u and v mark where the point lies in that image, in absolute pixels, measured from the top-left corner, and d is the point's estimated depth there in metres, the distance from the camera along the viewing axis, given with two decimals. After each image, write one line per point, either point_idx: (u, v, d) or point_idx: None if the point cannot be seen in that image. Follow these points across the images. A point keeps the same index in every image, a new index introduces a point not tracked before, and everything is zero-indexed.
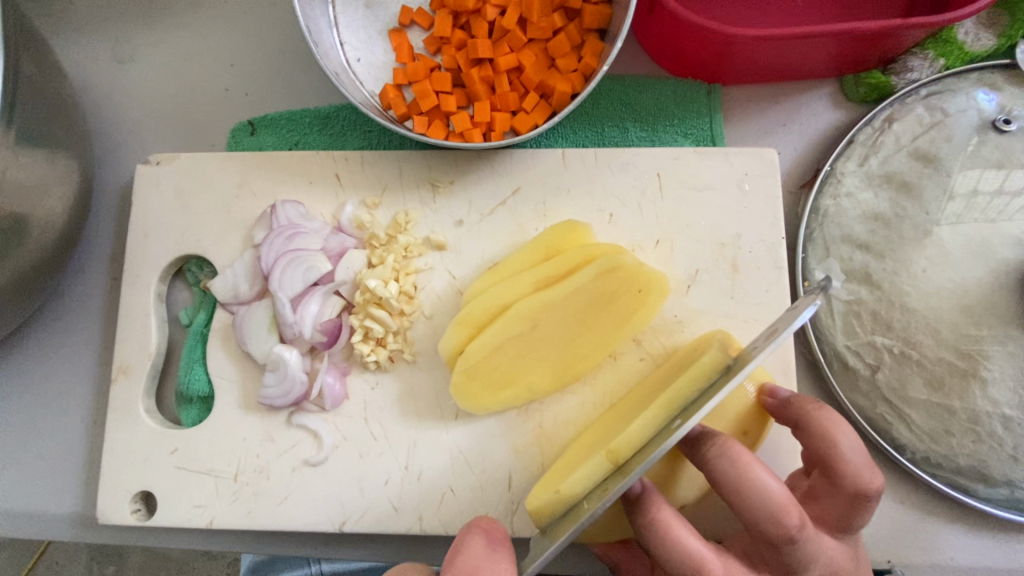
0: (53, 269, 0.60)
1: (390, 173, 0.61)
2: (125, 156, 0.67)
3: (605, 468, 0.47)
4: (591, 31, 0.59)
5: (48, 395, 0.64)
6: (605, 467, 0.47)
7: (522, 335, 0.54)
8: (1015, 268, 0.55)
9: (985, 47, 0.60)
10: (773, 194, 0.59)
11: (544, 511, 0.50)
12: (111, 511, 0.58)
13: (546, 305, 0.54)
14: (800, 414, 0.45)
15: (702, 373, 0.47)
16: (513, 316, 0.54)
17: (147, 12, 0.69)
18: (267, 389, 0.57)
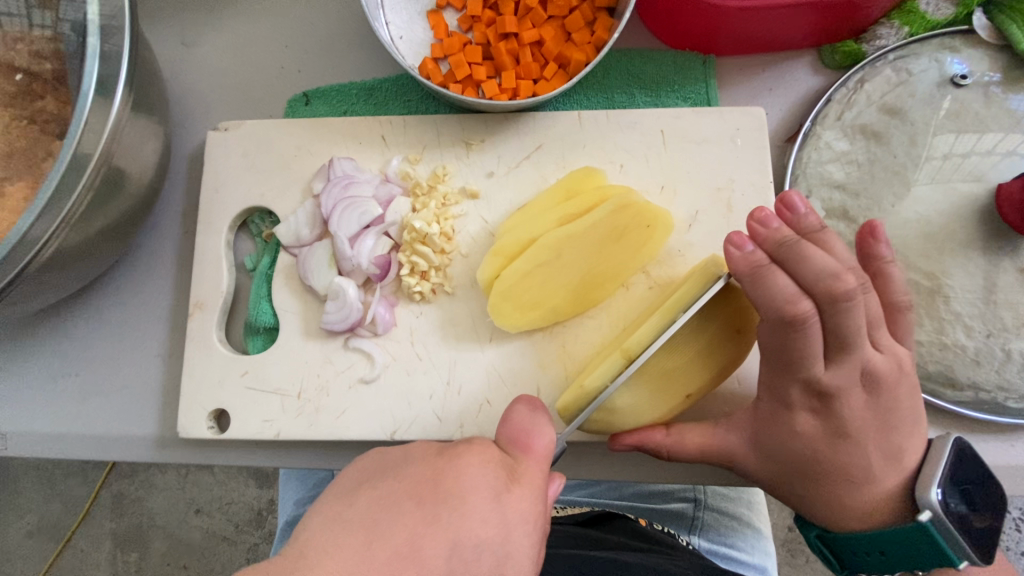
0: (138, 219, 0.69)
1: (429, 134, 0.71)
2: (193, 126, 0.77)
3: (619, 365, 0.57)
4: (602, 9, 0.69)
5: (127, 333, 0.73)
6: (620, 365, 0.57)
7: (548, 262, 0.63)
8: (972, 200, 0.65)
9: (946, 15, 0.69)
10: (763, 145, 0.68)
11: (572, 406, 0.59)
12: (190, 427, 0.67)
13: (567, 237, 0.63)
14: (785, 245, 0.55)
15: (697, 281, 0.58)
16: (543, 245, 0.63)
17: (211, 3, 0.79)
18: (327, 315, 0.66)
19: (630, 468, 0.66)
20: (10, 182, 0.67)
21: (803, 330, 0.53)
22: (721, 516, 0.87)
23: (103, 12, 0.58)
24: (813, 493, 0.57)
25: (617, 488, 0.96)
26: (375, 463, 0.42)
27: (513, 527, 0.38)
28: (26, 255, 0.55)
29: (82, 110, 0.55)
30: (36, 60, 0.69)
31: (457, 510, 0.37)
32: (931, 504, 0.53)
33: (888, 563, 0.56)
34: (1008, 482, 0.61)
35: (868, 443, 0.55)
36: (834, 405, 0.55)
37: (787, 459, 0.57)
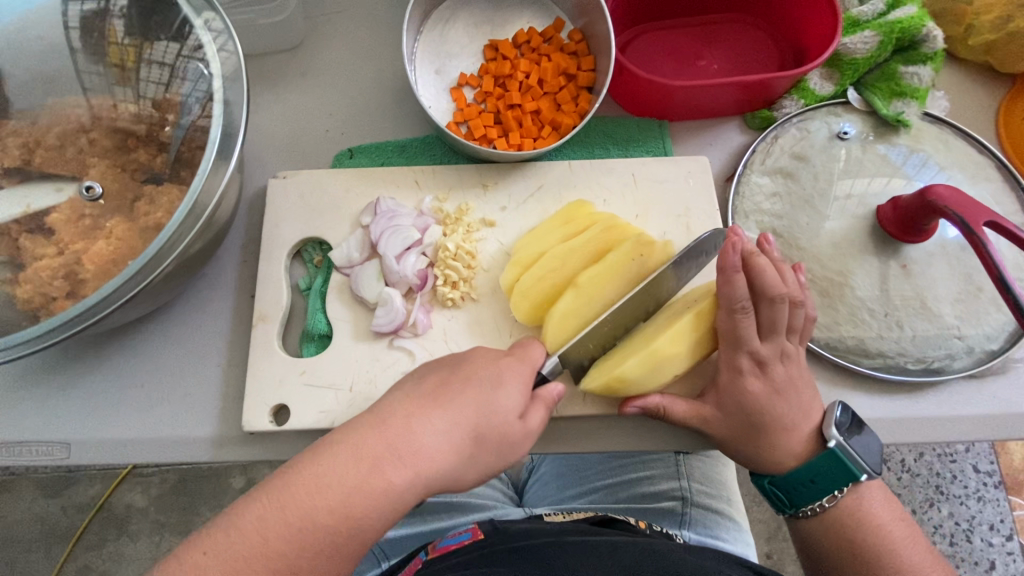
0: (214, 247, 0.83)
1: (453, 179, 0.89)
2: (253, 176, 0.93)
3: (570, 294, 0.76)
4: (583, 88, 0.92)
5: (190, 346, 0.84)
6: (572, 295, 0.76)
7: (556, 269, 0.79)
8: (862, 219, 0.88)
9: (828, 91, 0.94)
10: (709, 183, 0.89)
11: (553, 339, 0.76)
12: (254, 420, 0.77)
13: (569, 248, 0.80)
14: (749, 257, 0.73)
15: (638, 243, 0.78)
16: (547, 256, 0.80)
17: (270, 81, 0.98)
18: (377, 319, 0.80)
19: (630, 436, 0.80)
20: (107, 218, 0.80)
21: (747, 316, 0.70)
22: (706, 511, 1.06)
23: (225, 89, 0.78)
24: (758, 441, 0.73)
25: (613, 492, 1.11)
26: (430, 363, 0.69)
27: (502, 376, 0.63)
28: (155, 267, 0.72)
29: (207, 161, 0.74)
30: (133, 121, 0.85)
31: (468, 366, 0.63)
32: (835, 435, 0.72)
33: (818, 491, 0.72)
34: (914, 428, 0.80)
35: (792, 401, 0.73)
36: (768, 374, 0.73)
37: (741, 417, 0.73)
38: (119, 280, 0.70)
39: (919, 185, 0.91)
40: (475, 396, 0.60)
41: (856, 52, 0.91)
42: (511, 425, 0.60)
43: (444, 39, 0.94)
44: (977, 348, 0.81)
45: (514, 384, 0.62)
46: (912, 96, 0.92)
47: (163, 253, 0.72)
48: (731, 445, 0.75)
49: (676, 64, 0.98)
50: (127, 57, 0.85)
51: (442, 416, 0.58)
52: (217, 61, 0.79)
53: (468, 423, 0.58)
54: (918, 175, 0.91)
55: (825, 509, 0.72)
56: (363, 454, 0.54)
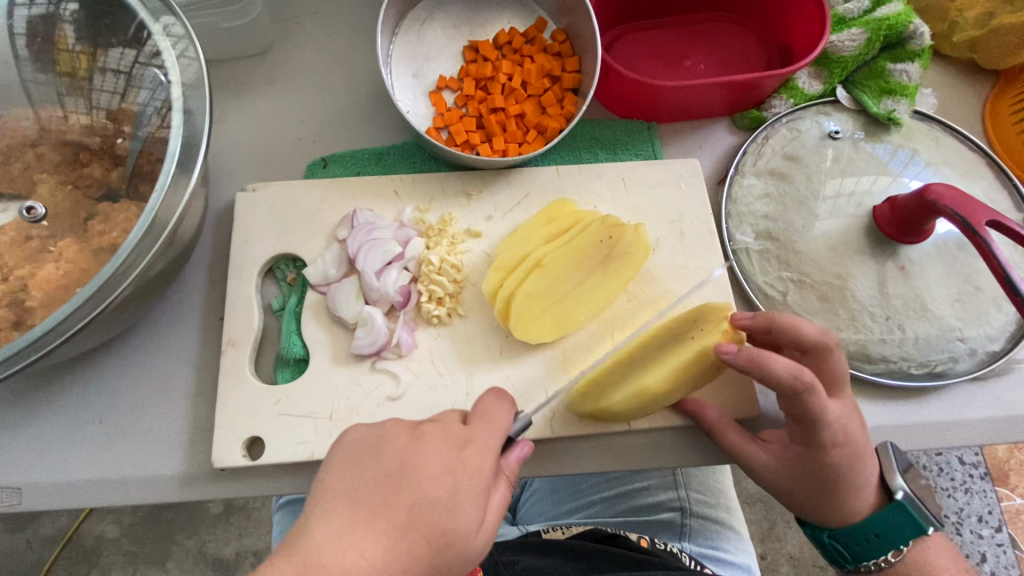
0: (176, 268, 0.77)
1: (435, 187, 0.84)
2: (219, 189, 0.87)
3: (534, 275, 0.77)
4: (568, 90, 0.88)
5: (154, 375, 0.77)
6: (537, 276, 0.77)
7: (538, 270, 0.77)
8: (859, 220, 0.86)
9: (817, 90, 0.92)
10: (701, 187, 0.86)
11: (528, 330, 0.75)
12: (225, 455, 0.71)
13: (551, 248, 0.79)
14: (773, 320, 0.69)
15: (607, 225, 0.79)
16: (532, 257, 0.78)
17: (235, 87, 0.92)
18: (357, 341, 0.75)
19: (631, 457, 0.75)
20: (57, 239, 0.74)
21: (815, 393, 0.61)
22: (707, 522, 1.02)
23: (184, 94, 0.71)
24: (830, 503, 0.68)
25: (609, 505, 1.08)
26: (359, 440, 0.55)
27: (458, 485, 0.52)
28: (111, 292, 0.66)
29: (166, 175, 0.68)
30: (85, 134, 0.78)
31: (416, 476, 0.51)
32: (901, 486, 0.69)
33: (883, 544, 0.69)
34: (920, 434, 0.77)
35: (869, 457, 0.67)
36: (850, 437, 0.65)
37: (821, 482, 0.66)
38: (70, 308, 0.64)
39: (912, 182, 0.89)
40: (426, 525, 0.50)
41: (845, 49, 0.89)
42: (473, 542, 0.51)
43: (421, 41, 0.90)
44: (979, 350, 0.79)
45: (474, 497, 0.52)
46: (902, 94, 0.90)
47: (119, 277, 0.66)
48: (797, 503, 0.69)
49: (662, 63, 0.95)
50: (79, 65, 0.78)
51: (391, 561, 0.48)
52: (176, 69, 0.72)
53: (422, 563, 0.49)
54: (905, 171, 0.90)
55: (890, 564, 0.69)
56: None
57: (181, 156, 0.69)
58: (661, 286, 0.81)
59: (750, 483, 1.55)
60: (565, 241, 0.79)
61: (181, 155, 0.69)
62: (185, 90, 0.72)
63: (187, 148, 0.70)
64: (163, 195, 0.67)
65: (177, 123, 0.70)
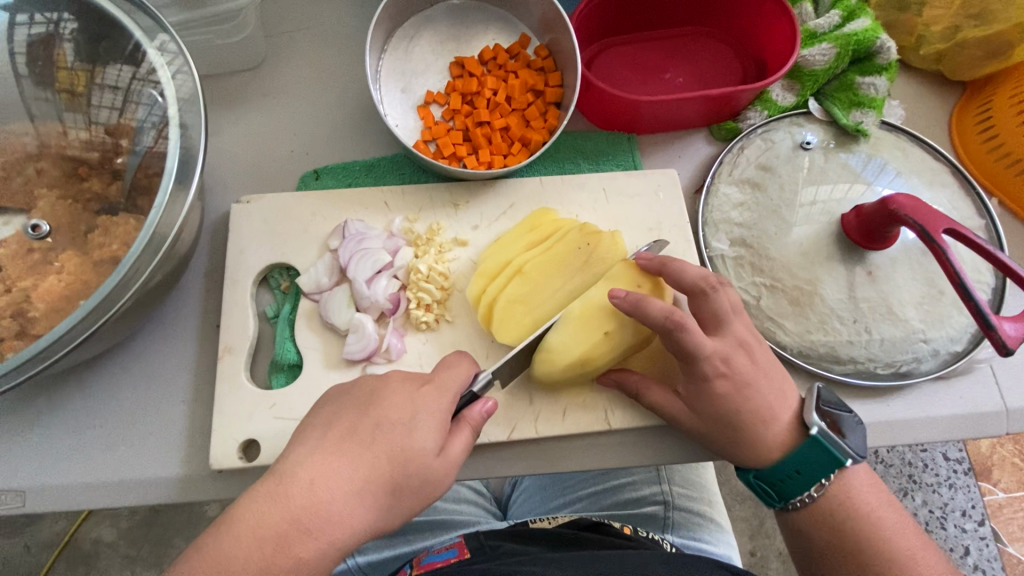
0: (174, 277, 0.80)
1: (423, 198, 0.88)
2: (215, 201, 0.90)
3: (514, 280, 0.80)
4: (551, 103, 0.91)
5: (153, 381, 0.80)
6: (517, 280, 0.79)
7: (519, 276, 0.80)
8: (830, 227, 0.90)
9: (790, 102, 0.96)
10: (678, 196, 0.90)
11: (510, 333, 0.77)
12: (222, 457, 0.74)
13: (533, 255, 0.82)
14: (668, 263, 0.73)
15: (592, 235, 0.82)
16: (514, 264, 0.81)
17: (231, 102, 0.95)
18: (349, 347, 0.78)
19: (611, 455, 0.79)
20: (58, 251, 0.77)
21: (684, 330, 0.66)
22: (688, 514, 1.07)
23: (180, 111, 0.75)
24: (736, 437, 0.69)
25: (596, 500, 1.12)
26: (341, 391, 0.63)
27: (415, 413, 0.58)
28: (115, 302, 0.69)
29: (164, 189, 0.71)
30: (84, 149, 0.81)
31: (378, 404, 0.59)
32: (816, 421, 0.69)
33: (805, 481, 0.68)
34: (886, 431, 0.81)
35: (765, 390, 0.69)
36: (733, 368, 0.68)
37: (716, 414, 0.69)
38: (76, 318, 0.67)
39: (880, 189, 0.93)
40: (383, 443, 0.56)
41: (816, 63, 0.93)
42: (430, 464, 0.57)
43: (410, 57, 0.93)
44: (942, 350, 0.83)
45: (428, 422, 0.58)
46: (870, 106, 0.95)
47: (121, 287, 0.69)
48: (707, 441, 0.72)
49: (643, 77, 0.99)
50: (79, 83, 0.81)
51: (354, 473, 0.54)
52: (172, 87, 0.75)
53: (383, 478, 0.55)
54: (877, 180, 0.94)
55: (814, 499, 0.68)
56: (265, 534, 0.50)
57: (179, 172, 0.73)
58: None
59: (737, 480, 1.58)
60: (546, 249, 0.82)
61: (179, 170, 0.73)
62: (182, 108, 0.75)
63: (184, 163, 0.73)
64: (161, 209, 0.71)
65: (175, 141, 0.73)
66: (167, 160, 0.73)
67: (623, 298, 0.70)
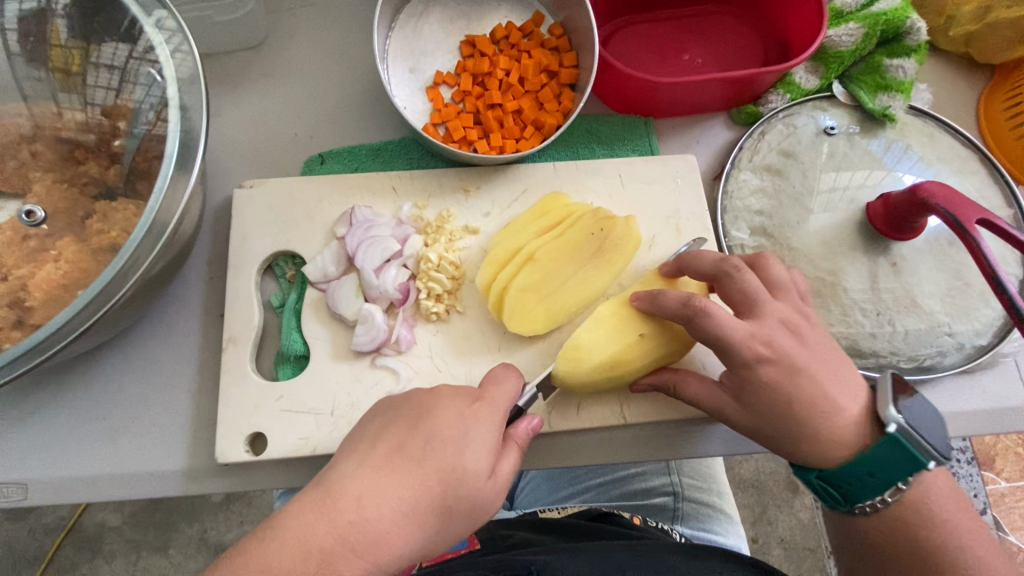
0: (175, 266, 0.77)
1: (433, 184, 0.85)
2: (216, 185, 0.87)
3: (526, 269, 0.77)
4: (565, 85, 0.88)
5: (156, 372, 0.78)
6: (529, 269, 0.77)
7: (531, 265, 0.77)
8: (853, 216, 0.87)
9: (814, 85, 0.92)
10: (698, 183, 0.87)
11: (524, 324, 0.75)
12: (228, 451, 0.72)
13: (544, 242, 0.79)
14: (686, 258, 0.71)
15: (602, 221, 0.80)
16: (525, 252, 0.78)
17: (231, 82, 0.92)
18: (358, 338, 0.75)
19: (627, 449, 0.77)
20: (55, 238, 0.74)
21: (709, 314, 0.63)
22: (698, 505, 1.06)
23: (180, 91, 0.71)
24: (790, 432, 0.62)
25: (604, 491, 1.11)
26: (390, 401, 0.61)
27: (467, 429, 0.55)
28: (116, 290, 0.67)
29: (164, 173, 0.68)
30: (80, 131, 0.78)
31: (429, 418, 0.56)
32: (894, 418, 0.59)
33: (878, 484, 0.60)
34: None
35: (820, 376, 0.62)
36: (778, 351, 0.62)
37: (767, 405, 0.62)
38: (76, 308, 0.64)
39: (901, 176, 0.90)
40: (435, 460, 0.53)
41: (841, 44, 0.89)
42: (482, 487, 0.54)
43: (418, 36, 0.89)
44: (967, 344, 0.81)
45: (481, 441, 0.55)
46: (898, 89, 0.91)
47: (122, 276, 0.67)
48: (765, 440, 0.64)
49: (660, 58, 0.95)
50: (74, 61, 0.77)
51: (404, 491, 0.52)
52: (171, 65, 0.72)
53: (432, 496, 0.52)
54: (898, 166, 0.91)
55: (887, 505, 0.60)
56: (310, 550, 0.48)
57: (179, 155, 0.69)
58: None
59: (742, 469, 1.58)
60: (558, 235, 0.80)
61: (180, 154, 0.69)
62: (182, 90, 0.71)
63: (184, 147, 0.70)
64: (161, 195, 0.68)
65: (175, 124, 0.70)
66: (167, 143, 0.70)
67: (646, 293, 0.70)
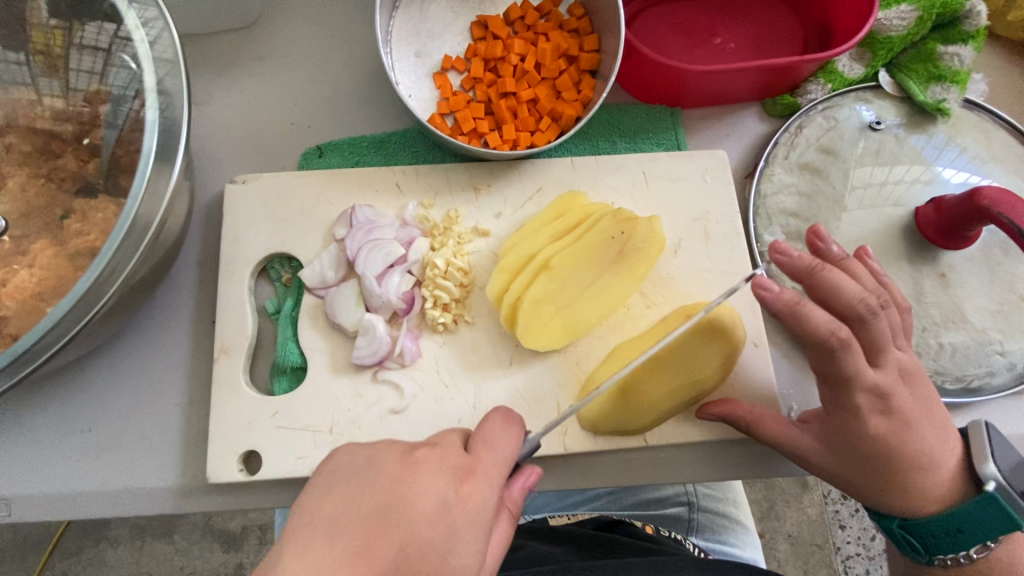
0: (162, 270, 0.72)
1: (440, 181, 0.78)
2: (206, 180, 0.80)
3: (540, 278, 0.71)
4: (586, 72, 0.80)
5: (143, 383, 0.73)
6: (541, 280, 0.71)
7: (548, 275, 0.71)
8: (897, 221, 0.80)
9: (858, 74, 0.84)
10: (728, 181, 0.79)
11: (538, 340, 0.69)
12: (220, 470, 0.68)
13: (562, 248, 0.73)
14: (815, 272, 0.59)
15: (631, 228, 0.72)
16: (541, 260, 0.72)
17: (222, 66, 0.84)
18: (358, 350, 0.70)
19: (649, 475, 0.71)
20: (31, 239, 0.68)
21: (850, 352, 0.58)
22: (713, 515, 1.00)
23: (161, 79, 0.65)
24: (885, 481, 0.62)
25: (616, 499, 1.06)
26: (345, 461, 0.47)
27: (453, 527, 0.44)
28: (93, 302, 0.61)
29: (143, 170, 0.62)
30: (57, 121, 0.71)
31: (405, 513, 0.43)
32: (992, 474, 0.60)
33: (967, 540, 0.60)
34: None
35: (924, 431, 0.61)
36: (893, 405, 0.61)
37: (869, 456, 0.62)
38: (52, 322, 0.59)
39: (939, 169, 0.83)
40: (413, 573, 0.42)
41: (892, 28, 0.81)
42: None
43: (424, 16, 0.81)
44: (1019, 364, 0.74)
45: (470, 539, 0.44)
46: (952, 80, 0.82)
47: (99, 286, 0.61)
48: (852, 485, 0.63)
49: (689, 42, 0.87)
50: (54, 43, 0.70)
51: None
52: (149, 54, 0.65)
53: None
54: (938, 158, 0.83)
55: (971, 561, 0.60)
56: None
57: (160, 151, 0.63)
58: (679, 291, 0.75)
59: None
60: (576, 240, 0.73)
61: (161, 150, 0.63)
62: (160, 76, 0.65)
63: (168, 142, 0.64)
64: (140, 195, 0.62)
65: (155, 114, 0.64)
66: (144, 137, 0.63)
67: (773, 299, 0.58)
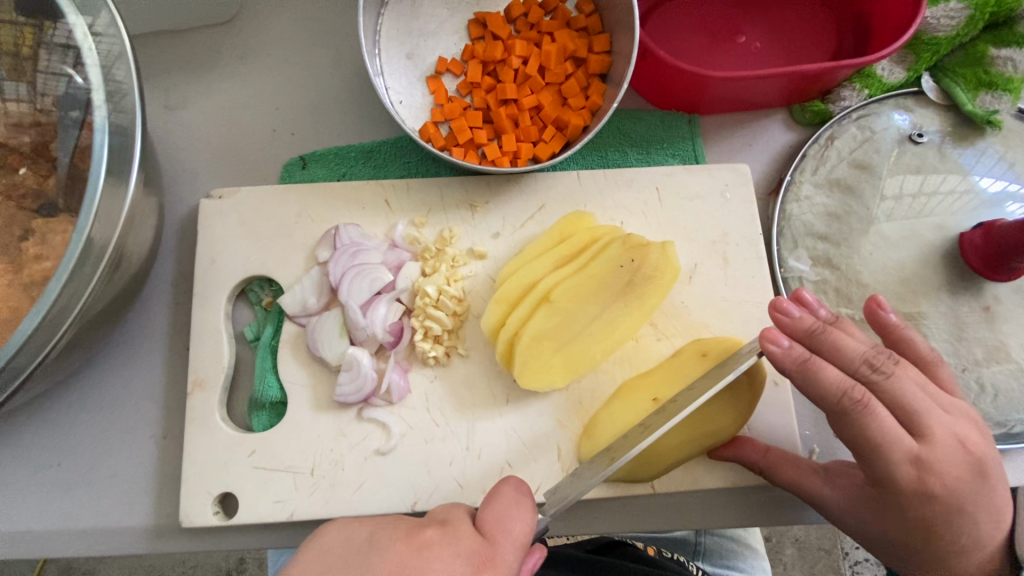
0: (129, 294, 0.66)
1: (433, 197, 0.71)
2: (181, 192, 0.74)
3: (541, 313, 0.64)
4: (595, 75, 0.72)
5: (115, 414, 0.68)
6: (542, 315, 0.64)
7: (551, 309, 0.64)
8: (937, 246, 0.72)
9: (899, 79, 0.75)
10: (750, 200, 0.72)
11: (537, 380, 0.63)
12: (194, 514, 0.63)
13: (566, 278, 0.66)
14: (818, 332, 0.57)
15: (643, 256, 0.65)
16: (543, 292, 0.65)
17: (198, 66, 0.77)
18: (341, 387, 0.65)
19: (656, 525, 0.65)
20: None
21: (871, 413, 0.53)
22: (720, 538, 0.91)
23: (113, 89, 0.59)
24: (916, 553, 0.56)
25: None
26: (339, 547, 0.44)
27: None
28: (44, 342, 0.55)
29: (93, 188, 0.56)
30: (12, 132, 0.65)
31: None
32: None
33: None
34: None
35: (972, 507, 0.55)
36: (934, 476, 0.54)
37: (898, 525, 0.56)
38: None
39: (976, 180, 0.75)
40: None
41: (939, 28, 0.72)
42: None
43: (416, 13, 0.74)
44: None
45: None
46: (1005, 88, 0.74)
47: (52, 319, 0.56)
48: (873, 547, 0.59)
49: (710, 41, 0.79)
50: (23, 42, 0.64)
51: None
52: (102, 71, 0.60)
53: None
54: (975, 168, 0.75)
55: None
56: None
57: (112, 167, 0.58)
58: (693, 322, 0.68)
59: None
60: (581, 269, 0.66)
61: (112, 165, 0.58)
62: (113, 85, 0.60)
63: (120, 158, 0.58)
64: (91, 218, 0.56)
65: (107, 127, 0.58)
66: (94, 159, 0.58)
67: (786, 355, 0.55)
